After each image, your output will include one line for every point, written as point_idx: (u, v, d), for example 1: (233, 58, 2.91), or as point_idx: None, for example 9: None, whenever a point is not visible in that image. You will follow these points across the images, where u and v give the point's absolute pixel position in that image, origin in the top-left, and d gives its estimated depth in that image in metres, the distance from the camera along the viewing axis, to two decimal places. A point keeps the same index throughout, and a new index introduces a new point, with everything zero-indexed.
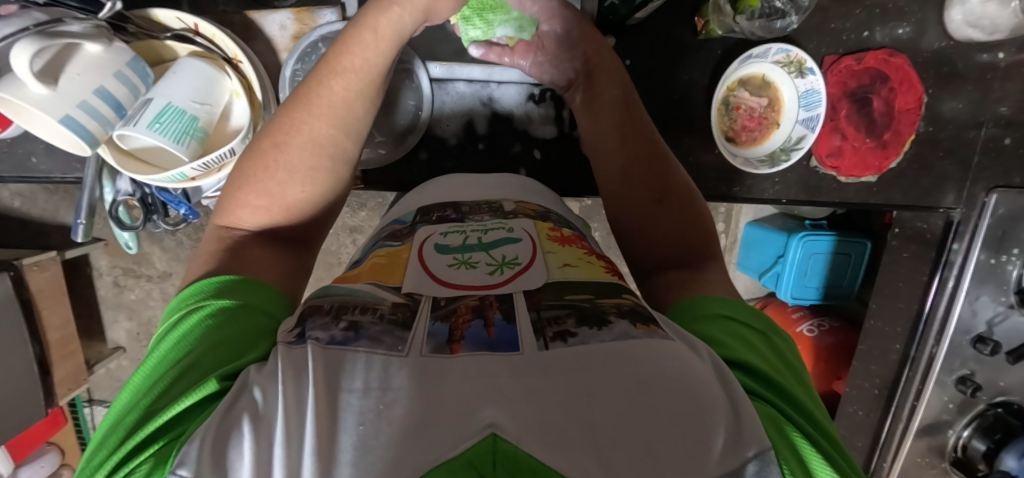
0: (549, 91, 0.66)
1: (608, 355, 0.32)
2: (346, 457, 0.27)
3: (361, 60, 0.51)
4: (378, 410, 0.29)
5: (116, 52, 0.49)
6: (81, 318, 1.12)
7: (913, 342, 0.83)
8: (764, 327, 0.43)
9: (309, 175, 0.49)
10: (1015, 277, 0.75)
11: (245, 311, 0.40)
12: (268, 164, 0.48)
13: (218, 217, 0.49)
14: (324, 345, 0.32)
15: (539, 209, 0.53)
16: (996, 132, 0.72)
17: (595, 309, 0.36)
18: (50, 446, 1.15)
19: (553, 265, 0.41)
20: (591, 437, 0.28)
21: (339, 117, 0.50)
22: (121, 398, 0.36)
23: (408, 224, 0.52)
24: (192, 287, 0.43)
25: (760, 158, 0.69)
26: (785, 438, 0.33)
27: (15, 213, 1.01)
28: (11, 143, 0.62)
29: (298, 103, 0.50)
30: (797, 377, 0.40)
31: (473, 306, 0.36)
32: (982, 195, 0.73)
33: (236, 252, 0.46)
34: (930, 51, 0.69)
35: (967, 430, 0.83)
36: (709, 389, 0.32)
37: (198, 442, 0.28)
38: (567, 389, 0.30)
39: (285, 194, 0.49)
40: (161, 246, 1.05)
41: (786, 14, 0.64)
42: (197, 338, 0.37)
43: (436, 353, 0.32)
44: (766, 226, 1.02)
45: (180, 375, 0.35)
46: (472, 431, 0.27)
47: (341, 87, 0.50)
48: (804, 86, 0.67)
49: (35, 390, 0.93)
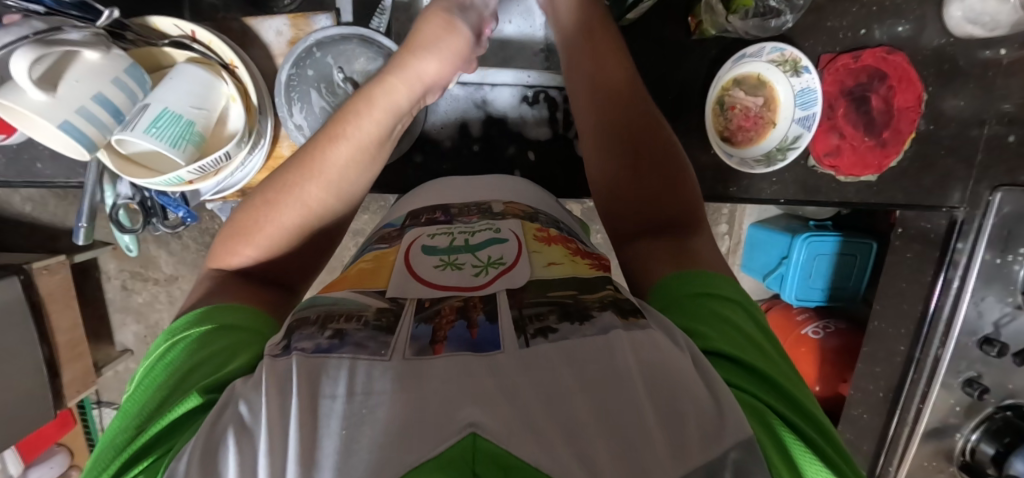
0: (542, 92, 0.67)
1: (590, 350, 0.32)
2: (330, 461, 0.28)
3: (361, 131, 0.50)
4: (361, 414, 0.29)
5: (114, 59, 0.50)
6: (90, 321, 1.14)
7: (917, 343, 0.82)
8: (745, 299, 0.42)
9: (297, 228, 0.50)
10: (1021, 277, 0.73)
11: (228, 333, 0.40)
12: (258, 218, 0.49)
13: (213, 260, 0.50)
14: (308, 354, 0.32)
15: (526, 210, 0.53)
16: (999, 129, 0.70)
17: (577, 305, 0.36)
18: (59, 448, 1.16)
19: (537, 264, 0.42)
20: (570, 432, 0.28)
21: (334, 182, 0.50)
22: (112, 425, 0.36)
23: (398, 228, 0.52)
24: (178, 317, 0.43)
25: (756, 158, 0.68)
26: (770, 436, 0.33)
27: (25, 218, 1.04)
28: (17, 149, 0.63)
29: (296, 162, 0.50)
30: (782, 357, 0.40)
31: (457, 307, 0.37)
32: (986, 194, 0.72)
33: (222, 290, 0.46)
34: (930, 49, 0.69)
35: (975, 434, 0.81)
36: (687, 382, 0.32)
37: (188, 458, 0.29)
38: (549, 385, 0.30)
39: (271, 245, 0.49)
40: (167, 250, 1.07)
41: (781, 13, 0.64)
42: (181, 361, 0.38)
43: (419, 355, 0.32)
44: (769, 227, 1.02)
45: (166, 395, 0.35)
46: (451, 431, 0.28)
47: (336, 153, 0.50)
48: (800, 85, 0.66)
49: (44, 392, 0.95)
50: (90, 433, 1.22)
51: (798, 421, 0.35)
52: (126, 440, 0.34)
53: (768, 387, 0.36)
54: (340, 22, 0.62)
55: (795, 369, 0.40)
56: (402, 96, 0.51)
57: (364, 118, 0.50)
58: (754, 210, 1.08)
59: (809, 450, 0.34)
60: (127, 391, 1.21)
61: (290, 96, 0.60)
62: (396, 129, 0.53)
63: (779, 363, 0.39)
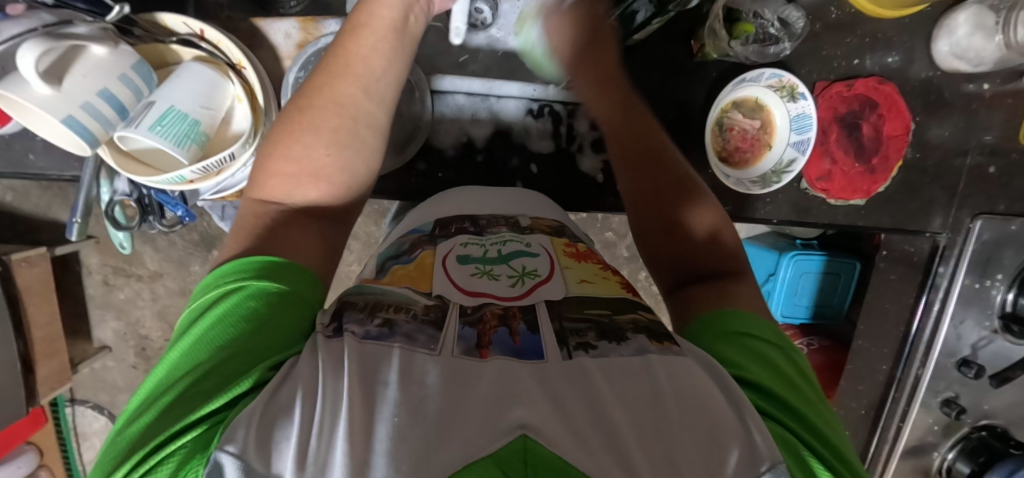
0: (547, 106, 0.68)
1: (628, 368, 0.34)
2: (382, 446, 0.28)
3: (380, 19, 0.51)
4: (411, 405, 0.30)
5: (122, 55, 0.49)
6: (67, 316, 1.10)
7: (899, 364, 0.84)
8: (776, 336, 0.43)
9: (332, 133, 0.48)
10: (998, 302, 0.77)
11: (284, 297, 0.40)
12: (293, 125, 0.48)
13: (251, 191, 0.49)
14: (360, 339, 0.34)
15: (553, 225, 0.54)
16: (982, 160, 0.74)
17: (613, 325, 0.38)
18: (28, 446, 1.11)
19: (571, 281, 0.43)
20: (613, 442, 0.29)
21: (361, 76, 0.50)
22: (161, 372, 0.37)
23: (427, 235, 0.51)
24: (230, 261, 0.43)
25: (752, 179, 0.70)
26: (800, 460, 0.33)
27: (5, 208, 1.01)
28: (9, 139, 0.62)
29: (326, 70, 0.50)
30: (812, 387, 0.41)
31: (499, 314, 0.38)
32: (967, 221, 0.75)
33: (271, 231, 0.45)
34: (919, 80, 0.71)
35: (952, 452, 0.84)
36: (714, 404, 0.33)
37: (245, 425, 0.29)
38: (588, 399, 0.31)
39: (309, 158, 0.48)
40: (153, 245, 1.05)
41: (780, 41, 0.66)
42: (239, 320, 0.38)
43: (466, 355, 0.33)
44: (758, 244, 1.03)
45: (225, 357, 0.36)
46: (503, 431, 0.28)
47: (361, 46, 0.51)
48: (796, 110, 0.68)
49: (17, 388, 0.91)
50: (61, 432, 1.18)
51: (825, 453, 0.35)
52: (179, 396, 0.34)
53: (790, 414, 0.37)
54: None
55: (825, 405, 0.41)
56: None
57: (378, 6, 0.51)
58: (744, 227, 1.09)
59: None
60: (103, 390, 1.18)
61: (296, 98, 0.59)
62: (412, 21, 0.54)
63: (809, 396, 0.39)
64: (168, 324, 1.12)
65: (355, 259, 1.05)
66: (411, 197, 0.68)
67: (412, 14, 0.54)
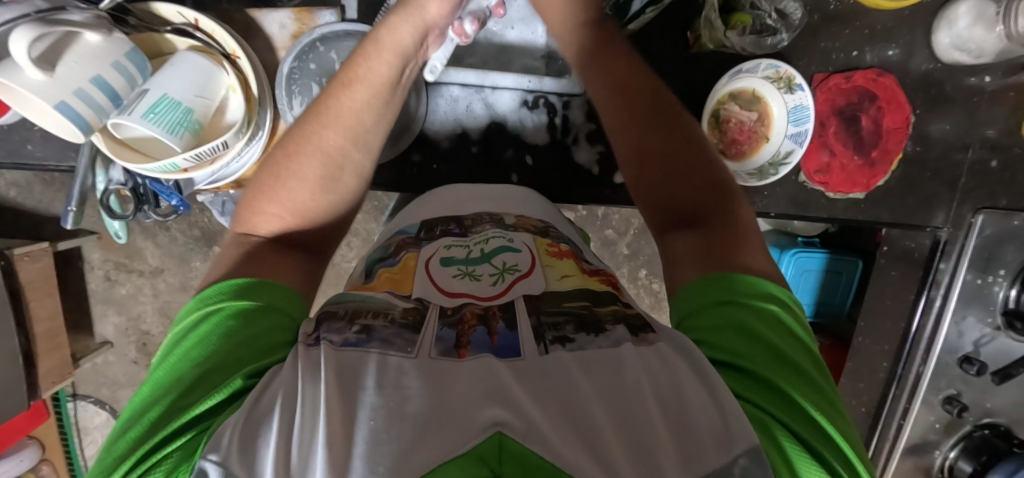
0: (543, 98, 0.68)
1: (604, 360, 0.34)
2: (359, 449, 0.28)
3: (374, 72, 0.51)
4: (391, 407, 0.30)
5: (115, 42, 0.50)
6: (69, 311, 1.11)
7: (899, 361, 0.83)
8: (769, 303, 0.41)
9: (318, 181, 0.49)
10: (1000, 298, 0.76)
11: (266, 313, 0.40)
12: (278, 173, 0.48)
13: (237, 225, 0.49)
14: (338, 346, 0.34)
15: (537, 224, 0.53)
16: (984, 154, 0.73)
17: (592, 316, 0.38)
18: (29, 441, 1.11)
19: (552, 276, 0.43)
20: (590, 438, 0.29)
21: (350, 127, 0.50)
22: (142, 393, 0.37)
23: (413, 237, 0.51)
24: (213, 285, 0.43)
25: (749, 171, 0.69)
26: (775, 445, 0.33)
27: (8, 203, 1.01)
28: (8, 129, 0.62)
29: (312, 116, 0.50)
30: (807, 351, 0.40)
31: (478, 313, 0.38)
32: (969, 216, 0.74)
33: (252, 258, 0.45)
34: (918, 73, 0.71)
35: (953, 451, 0.82)
36: (688, 390, 0.33)
37: (230, 432, 0.29)
38: (564, 394, 0.31)
39: (296, 201, 0.48)
40: (154, 241, 1.06)
41: (777, 32, 0.66)
42: (219, 338, 0.37)
43: (444, 356, 0.33)
44: (758, 242, 1.02)
45: (205, 373, 0.35)
46: (477, 430, 0.28)
47: (354, 100, 0.50)
48: (793, 101, 0.68)
49: (18, 382, 0.92)
50: (63, 427, 1.18)
51: (805, 433, 0.34)
52: (159, 415, 0.34)
53: (776, 397, 0.36)
54: (343, 19, 0.62)
55: (822, 368, 0.39)
56: (406, 40, 0.52)
57: (374, 62, 0.51)
58: None
59: (816, 460, 0.33)
60: (105, 385, 1.18)
61: (291, 90, 0.60)
62: (407, 72, 0.54)
63: (800, 366, 0.38)
64: (169, 320, 1.13)
65: (353, 254, 1.05)
66: (406, 188, 0.68)
67: (409, 64, 0.54)
